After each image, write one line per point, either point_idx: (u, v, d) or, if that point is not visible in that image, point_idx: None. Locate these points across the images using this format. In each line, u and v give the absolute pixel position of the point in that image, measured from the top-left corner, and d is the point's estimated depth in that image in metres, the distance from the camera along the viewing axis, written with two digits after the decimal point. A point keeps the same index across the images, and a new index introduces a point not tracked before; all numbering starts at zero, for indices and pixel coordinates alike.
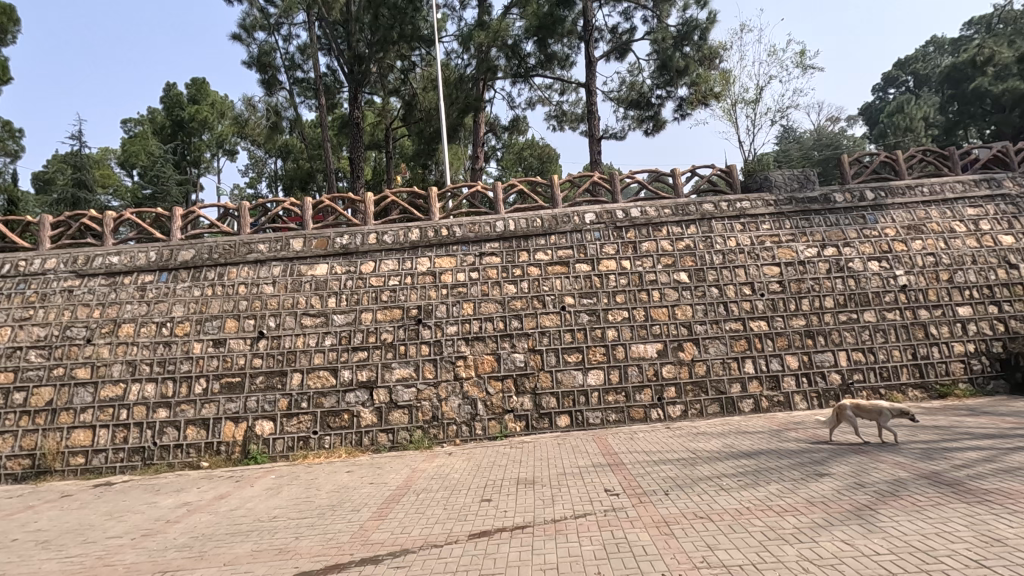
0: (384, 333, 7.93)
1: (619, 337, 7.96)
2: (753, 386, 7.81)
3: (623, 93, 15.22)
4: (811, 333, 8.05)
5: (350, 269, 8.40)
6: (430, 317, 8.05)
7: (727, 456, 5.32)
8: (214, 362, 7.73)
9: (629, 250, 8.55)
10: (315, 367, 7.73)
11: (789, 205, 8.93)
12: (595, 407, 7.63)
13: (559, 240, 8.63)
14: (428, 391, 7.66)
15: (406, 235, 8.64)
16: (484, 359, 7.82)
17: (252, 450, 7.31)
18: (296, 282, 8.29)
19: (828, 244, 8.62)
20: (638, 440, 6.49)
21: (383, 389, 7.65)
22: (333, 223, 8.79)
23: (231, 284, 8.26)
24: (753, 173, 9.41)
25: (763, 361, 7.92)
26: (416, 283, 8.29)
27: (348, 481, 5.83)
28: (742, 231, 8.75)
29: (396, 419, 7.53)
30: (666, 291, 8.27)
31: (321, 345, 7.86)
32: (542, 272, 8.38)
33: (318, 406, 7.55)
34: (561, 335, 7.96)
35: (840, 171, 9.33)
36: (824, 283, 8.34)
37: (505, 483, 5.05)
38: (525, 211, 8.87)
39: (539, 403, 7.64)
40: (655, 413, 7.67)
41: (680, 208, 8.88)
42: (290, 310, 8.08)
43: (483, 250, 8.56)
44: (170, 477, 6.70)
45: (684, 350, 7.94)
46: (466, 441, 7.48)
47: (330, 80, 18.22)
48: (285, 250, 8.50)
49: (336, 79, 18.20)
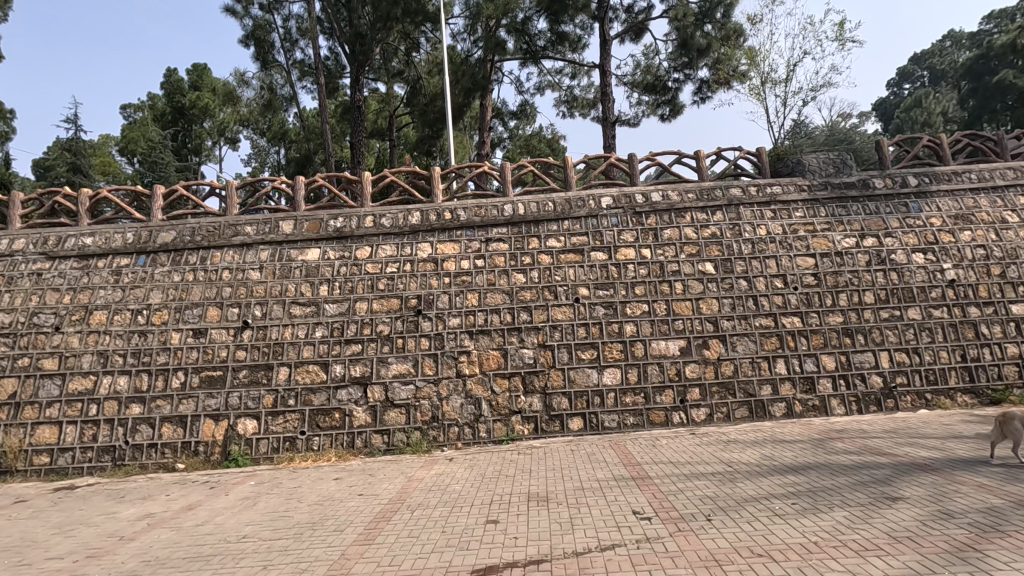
0: (380, 325, 7.24)
1: (637, 333, 7.25)
2: (785, 388, 7.09)
3: (637, 77, 14.42)
4: (849, 331, 7.32)
5: (344, 255, 7.69)
6: (431, 308, 7.35)
7: (770, 469, 4.61)
8: (193, 354, 7.05)
9: (649, 238, 7.82)
10: (305, 361, 7.05)
11: (824, 191, 8.17)
12: (611, 410, 6.93)
13: (573, 225, 7.91)
14: (427, 389, 6.96)
15: (405, 218, 7.92)
16: (489, 355, 7.12)
17: (233, 451, 6.65)
18: (285, 268, 7.59)
19: (868, 234, 7.86)
20: (662, 448, 5.78)
21: (378, 386, 6.96)
22: (326, 205, 8.08)
23: (214, 269, 7.57)
24: (784, 157, 8.66)
25: (796, 361, 7.19)
26: (415, 270, 7.58)
27: (334, 491, 5.13)
28: (773, 218, 8.01)
29: (392, 419, 6.86)
30: (689, 283, 7.54)
31: (311, 337, 7.18)
32: (553, 260, 7.65)
33: (306, 404, 6.87)
34: (574, 330, 7.25)
35: (878, 155, 8.58)
36: (863, 277, 7.59)
37: (514, 499, 4.36)
38: (536, 194, 8.15)
39: (549, 404, 6.94)
40: (677, 417, 6.96)
41: (705, 193, 8.13)
42: (278, 298, 7.38)
43: (490, 236, 7.84)
44: (140, 481, 6.03)
45: (709, 347, 7.23)
46: (469, 444, 6.79)
47: (333, 66, 17.59)
48: (273, 233, 7.80)
49: (340, 63, 17.59)
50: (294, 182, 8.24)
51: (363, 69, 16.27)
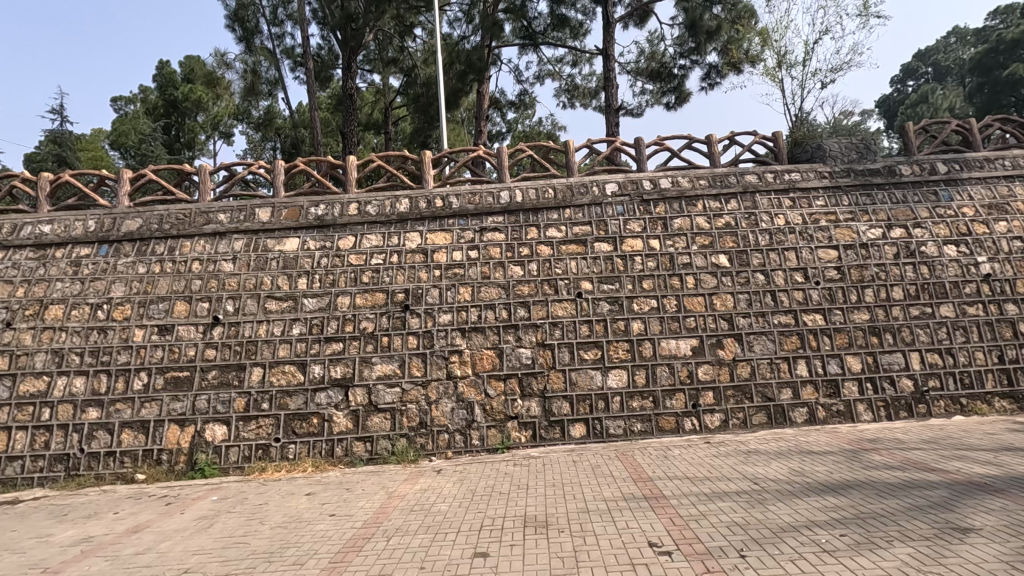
0: (363, 321, 6.61)
1: (645, 331, 6.63)
2: (807, 392, 6.48)
3: (641, 65, 13.80)
4: (876, 330, 6.70)
5: (325, 245, 7.06)
6: (419, 303, 6.71)
7: (803, 489, 3.99)
8: (157, 353, 6.42)
9: (657, 228, 7.19)
10: (280, 361, 6.42)
11: (847, 178, 7.55)
12: (617, 416, 6.31)
13: (575, 214, 7.28)
14: (414, 392, 6.34)
15: (393, 205, 7.28)
16: (483, 355, 6.49)
17: (199, 460, 6.02)
18: (260, 259, 6.95)
19: (895, 224, 7.24)
20: (674, 459, 5.18)
21: (361, 389, 6.34)
22: (308, 191, 7.47)
23: (183, 260, 6.93)
24: (802, 141, 8.04)
25: (819, 362, 6.58)
26: (403, 262, 6.94)
27: (304, 510, 4.50)
28: (792, 207, 7.38)
29: (376, 425, 6.23)
30: (701, 277, 6.91)
31: (288, 335, 6.55)
32: (554, 252, 7.03)
33: (282, 408, 6.25)
34: (576, 328, 6.62)
35: (903, 140, 7.97)
36: (891, 271, 6.97)
37: (508, 524, 3.74)
38: (535, 180, 7.52)
39: (548, 409, 6.32)
40: (689, 423, 6.35)
41: (718, 180, 7.51)
42: (252, 292, 6.75)
43: (484, 225, 7.21)
44: (91, 496, 5.41)
45: (724, 347, 6.62)
46: (461, 453, 6.17)
47: (326, 58, 17.01)
48: (248, 221, 7.16)
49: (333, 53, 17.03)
50: (274, 166, 7.62)
51: (354, 56, 15.72)
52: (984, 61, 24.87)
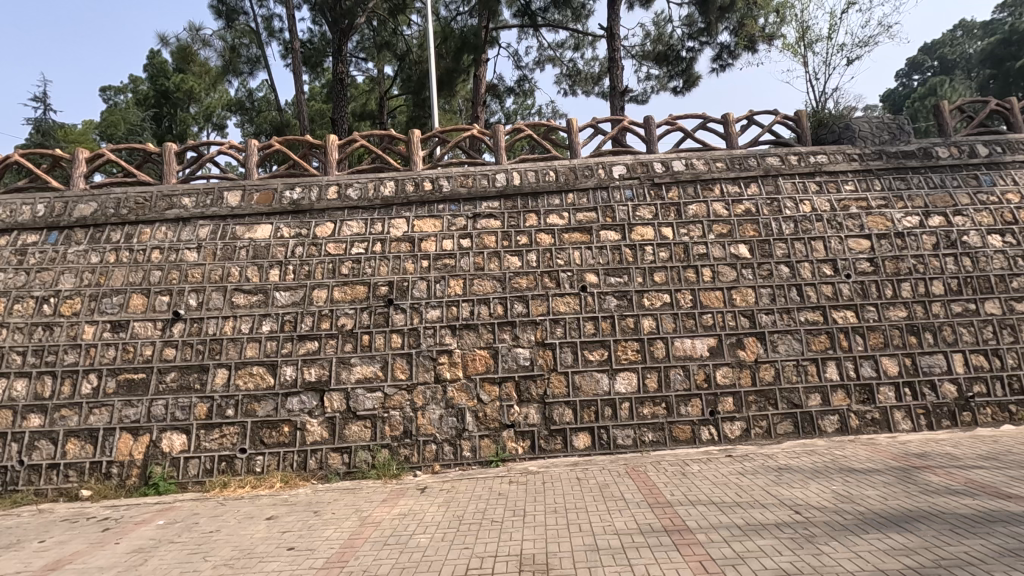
0: (342, 318, 5.90)
1: (656, 330, 5.94)
2: (838, 398, 5.79)
3: (647, 48, 13.08)
4: (914, 329, 6.01)
5: (301, 232, 6.34)
6: (404, 297, 6.00)
7: (858, 523, 3.29)
8: (109, 353, 5.71)
9: (670, 214, 6.48)
10: (247, 362, 5.72)
11: (878, 160, 6.84)
12: (626, 424, 5.62)
13: (579, 199, 6.56)
14: (398, 397, 5.65)
15: (376, 188, 6.56)
16: (475, 355, 5.79)
17: (154, 474, 5.32)
18: (227, 247, 6.23)
19: (933, 211, 6.54)
20: (693, 478, 4.49)
21: (338, 393, 5.64)
22: (284, 174, 6.76)
23: (141, 248, 6.20)
24: (827, 122, 7.32)
25: (851, 365, 5.89)
26: (387, 252, 6.22)
27: (259, 541, 3.80)
28: (819, 192, 6.67)
29: (354, 435, 5.54)
30: (719, 269, 6.21)
31: (256, 332, 5.84)
32: (555, 240, 6.32)
33: (249, 415, 5.56)
34: (580, 325, 5.92)
35: (938, 121, 7.26)
36: (930, 263, 6.26)
37: (500, 568, 3.03)
38: (534, 161, 6.81)
39: (548, 417, 5.63)
40: (706, 432, 5.66)
41: (736, 162, 6.80)
42: (218, 284, 6.03)
43: (478, 211, 6.49)
44: (23, 517, 4.72)
45: (745, 347, 5.92)
46: (449, 467, 5.47)
47: (316, 47, 16.31)
48: (215, 206, 6.43)
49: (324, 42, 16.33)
50: (248, 146, 6.92)
51: (346, 41, 15.02)
52: (997, 52, 24.23)
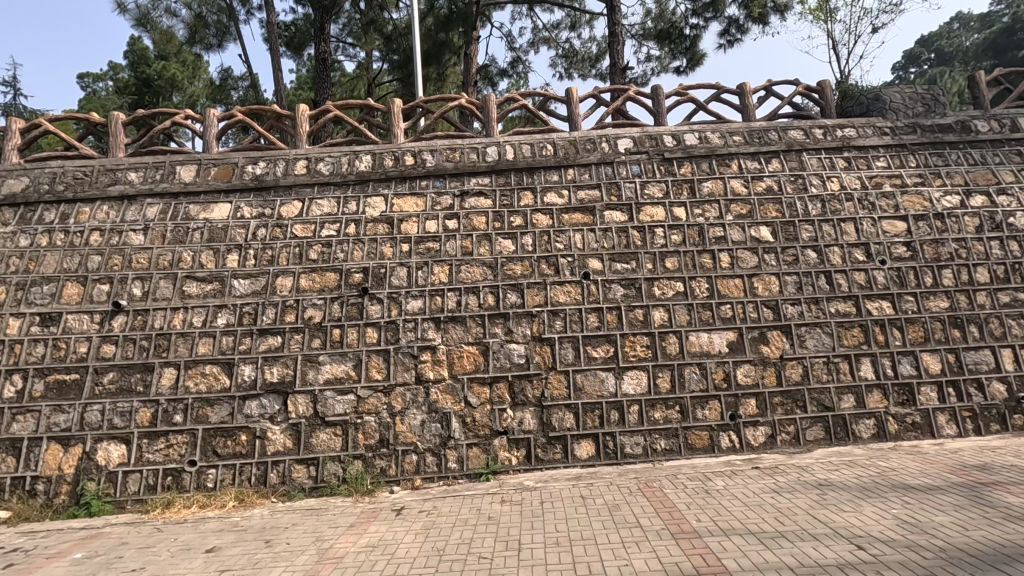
0: (309, 309, 5.15)
1: (668, 323, 5.22)
2: (874, 400, 5.11)
3: (648, 26, 12.34)
4: (957, 321, 5.33)
5: (263, 212, 5.56)
6: (382, 286, 5.25)
7: (944, 566, 2.59)
8: (37, 350, 4.92)
9: (682, 193, 5.76)
10: (199, 360, 4.95)
11: (912, 134, 6.15)
12: (635, 431, 4.91)
13: (580, 175, 5.83)
14: (373, 400, 4.90)
15: (351, 163, 5.80)
16: (463, 352, 5.05)
17: (86, 492, 4.55)
18: (179, 229, 5.43)
19: (974, 190, 5.86)
20: (720, 498, 3.78)
21: (304, 397, 4.90)
22: (247, 146, 5.98)
23: (79, 230, 5.41)
24: (853, 93, 6.63)
25: (887, 362, 5.21)
26: (362, 234, 5.46)
27: None
28: (847, 169, 5.97)
29: (323, 444, 4.80)
30: (738, 254, 5.51)
31: (210, 326, 5.07)
32: (554, 222, 5.58)
33: (200, 422, 4.80)
34: (582, 318, 5.20)
35: (973, 94, 6.58)
36: (974, 247, 5.58)
37: None
38: (530, 134, 6.07)
39: (546, 422, 4.91)
40: (726, 440, 4.96)
41: (755, 136, 6.10)
42: (166, 271, 5.24)
43: (466, 189, 5.73)
44: None
45: (769, 343, 5.23)
46: (432, 481, 4.74)
47: (298, 30, 15.22)
48: (166, 181, 5.63)
49: (307, 24, 15.15)
50: (206, 116, 6.12)
51: (329, 20, 14.14)
52: (1001, 41, 23.78)
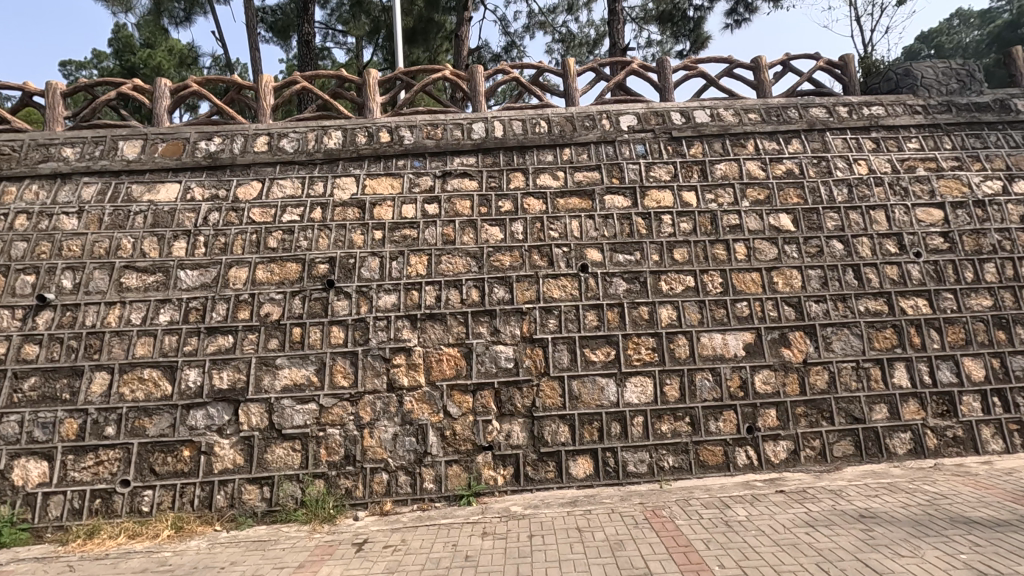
0: (266, 305, 4.48)
1: (677, 322, 4.59)
2: (910, 410, 4.49)
3: (649, 8, 11.68)
4: (1002, 322, 4.72)
5: (217, 193, 4.88)
6: (350, 278, 4.59)
7: None
8: None
9: (693, 175, 5.12)
10: (136, 363, 4.27)
11: (947, 113, 5.53)
12: (639, 446, 4.28)
13: (577, 155, 5.18)
14: (338, 410, 4.25)
15: (318, 139, 5.13)
16: (442, 355, 4.40)
17: None
18: (119, 212, 4.75)
19: (1018, 175, 5.24)
20: (744, 535, 3.15)
21: (258, 406, 4.24)
22: (202, 121, 5.30)
23: (3, 213, 4.72)
24: (880, 69, 6.00)
25: (924, 368, 4.59)
26: (329, 219, 4.79)
27: None
28: (876, 151, 5.34)
29: (278, 460, 4.15)
30: (755, 244, 4.87)
31: (151, 324, 4.39)
32: (547, 207, 4.93)
33: (136, 435, 4.14)
34: (579, 316, 4.55)
35: (1010, 71, 5.96)
36: (1019, 239, 4.97)
37: None
38: (521, 109, 5.42)
39: (537, 436, 4.27)
40: (743, 456, 4.34)
41: (773, 113, 5.47)
42: (102, 260, 4.56)
43: (449, 169, 5.07)
44: None
45: (791, 345, 4.60)
46: (404, 504, 4.09)
47: (283, 17, 14.37)
48: (105, 158, 4.94)
49: (293, 10, 14.29)
50: (156, 86, 5.42)
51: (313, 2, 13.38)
52: (1006, 35, 23.25)
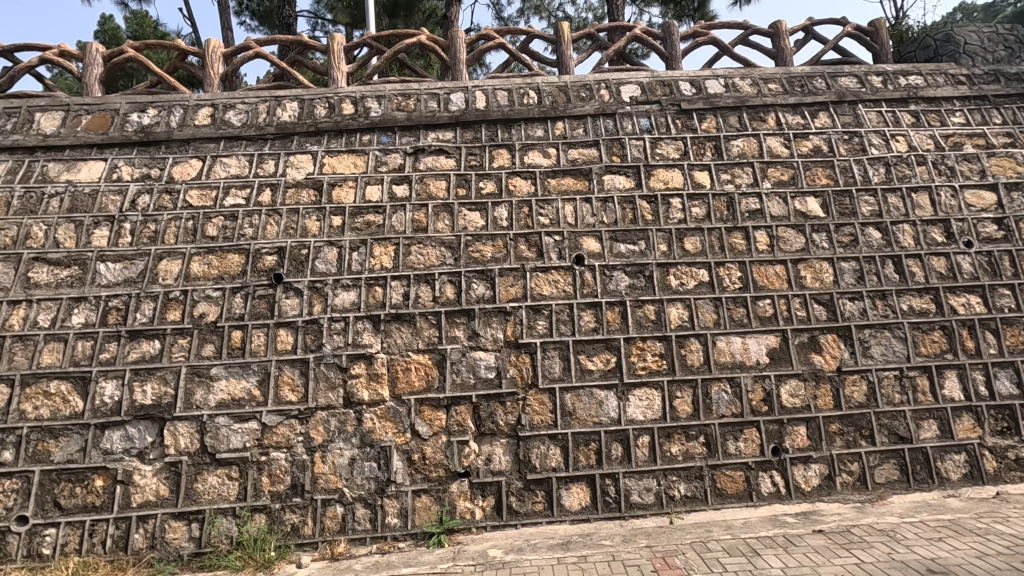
0: (201, 303, 3.77)
1: (688, 324, 3.89)
2: (965, 428, 3.79)
3: None
4: None
5: (149, 173, 4.17)
6: (302, 272, 3.87)
7: None
8: None
9: (705, 153, 4.41)
10: (41, 375, 3.56)
11: (995, 84, 4.82)
12: (645, 472, 3.58)
13: (572, 129, 4.47)
14: (283, 430, 3.54)
15: (271, 111, 4.41)
16: (409, 364, 3.69)
17: None
18: (31, 195, 4.04)
19: None
20: None
21: (186, 425, 3.52)
22: (138, 91, 4.58)
23: None
24: (916, 36, 5.28)
25: (980, 378, 3.89)
26: (279, 203, 4.08)
27: None
28: (915, 125, 4.64)
29: (210, 491, 3.44)
30: (779, 232, 4.17)
31: (61, 328, 3.67)
32: (536, 188, 4.22)
33: (38, 462, 3.42)
34: (574, 317, 3.85)
35: None
36: None
37: None
38: (507, 78, 4.71)
39: (523, 460, 3.57)
40: (768, 483, 3.64)
41: (796, 83, 4.77)
42: (7, 251, 3.85)
43: (422, 145, 4.36)
44: None
45: (824, 350, 3.90)
46: (361, 545, 3.39)
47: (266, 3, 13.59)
48: (19, 132, 4.23)
49: None
50: (86, 52, 4.70)
51: None
52: None
